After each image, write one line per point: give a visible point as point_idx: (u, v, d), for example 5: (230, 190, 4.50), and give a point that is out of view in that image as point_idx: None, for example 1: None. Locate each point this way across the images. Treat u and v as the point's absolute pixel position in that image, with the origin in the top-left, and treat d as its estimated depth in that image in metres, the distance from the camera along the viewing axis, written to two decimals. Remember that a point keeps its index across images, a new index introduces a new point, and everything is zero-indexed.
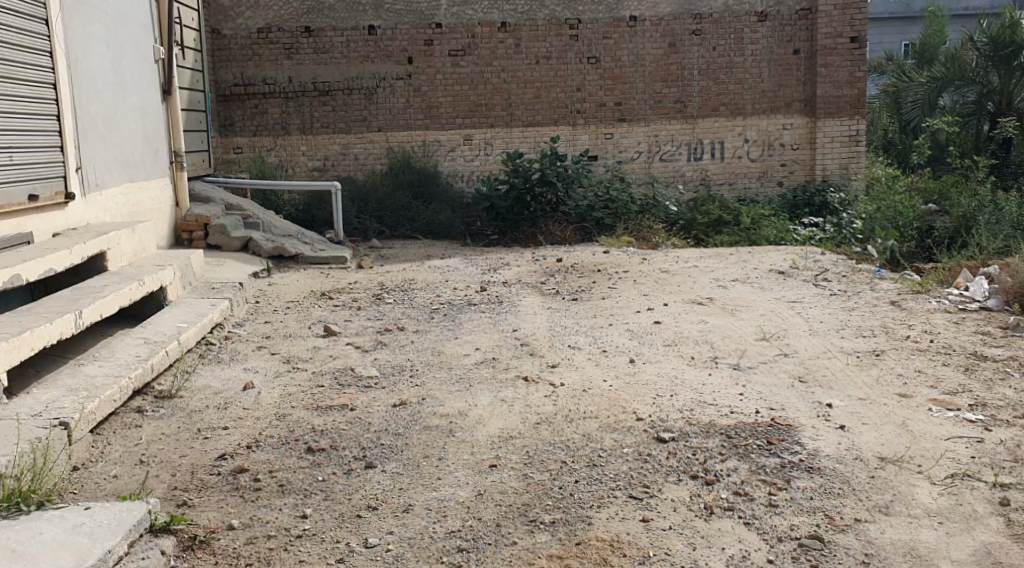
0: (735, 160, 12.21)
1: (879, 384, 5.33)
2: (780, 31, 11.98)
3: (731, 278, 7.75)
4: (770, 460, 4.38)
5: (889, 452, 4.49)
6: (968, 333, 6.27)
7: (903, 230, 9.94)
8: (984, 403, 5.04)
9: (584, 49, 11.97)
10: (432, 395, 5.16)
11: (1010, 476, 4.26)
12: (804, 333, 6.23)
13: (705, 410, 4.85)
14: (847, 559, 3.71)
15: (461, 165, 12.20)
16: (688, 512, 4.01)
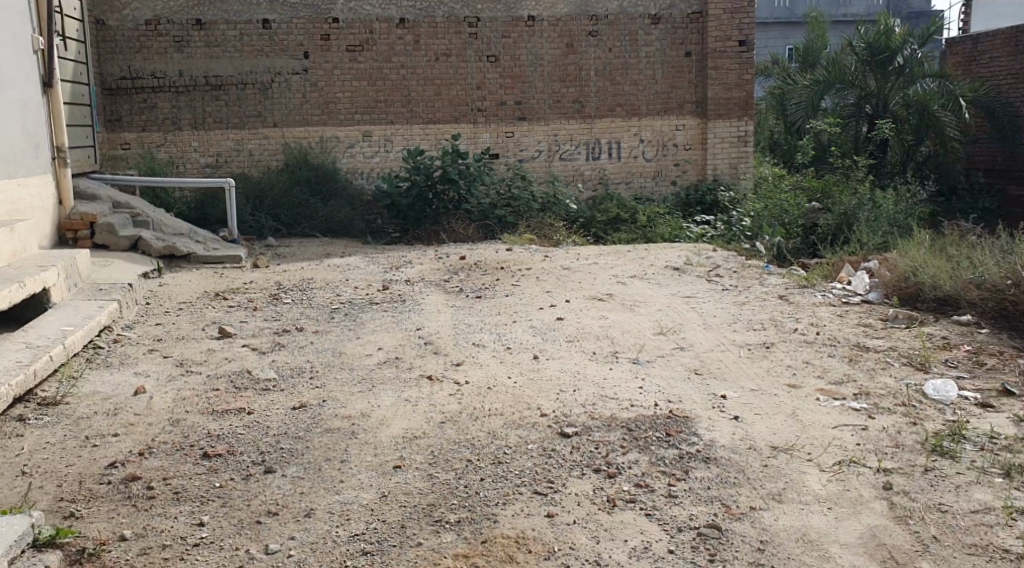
0: (632, 160, 12.43)
1: (769, 375, 5.52)
2: (673, 33, 12.23)
3: (630, 274, 7.89)
4: (669, 452, 4.48)
5: (781, 441, 4.65)
6: (851, 325, 6.55)
7: (789, 228, 10.32)
8: (868, 391, 5.27)
9: (484, 47, 11.97)
10: (333, 396, 5.08)
11: (893, 461, 4.47)
12: (699, 327, 6.39)
13: (607, 404, 4.92)
14: (743, 547, 3.83)
15: (360, 162, 12.04)
16: (592, 505, 4.06)
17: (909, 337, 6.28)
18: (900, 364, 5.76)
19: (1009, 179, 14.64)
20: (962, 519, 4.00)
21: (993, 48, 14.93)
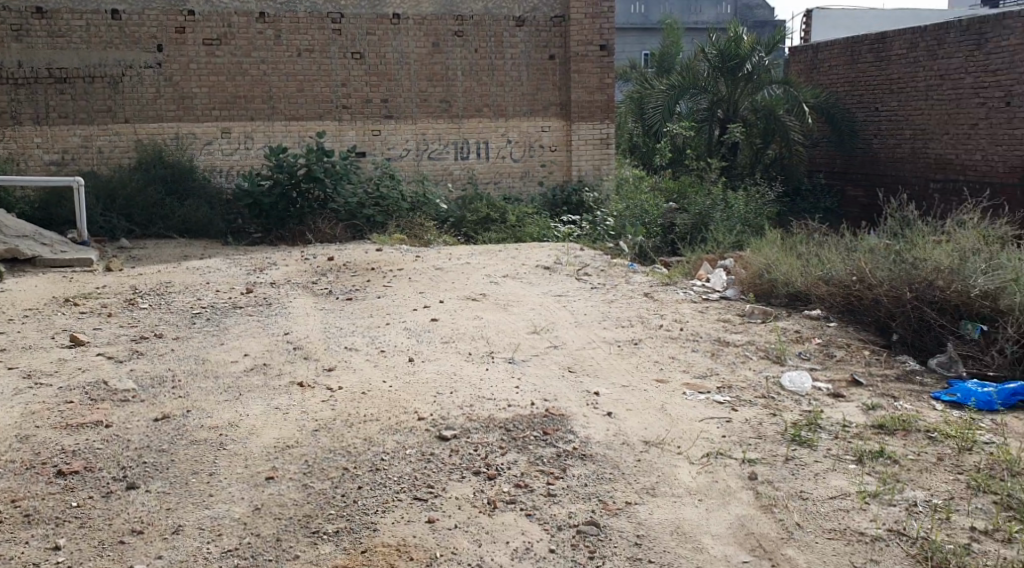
0: (499, 160, 12.46)
1: (638, 371, 5.63)
2: (537, 36, 12.32)
3: (501, 274, 7.91)
4: (547, 450, 4.50)
5: (653, 436, 4.73)
6: (712, 320, 6.78)
7: (650, 228, 10.59)
8: (730, 384, 5.45)
9: (348, 44, 11.73)
10: (198, 406, 4.85)
11: (756, 451, 4.60)
12: (570, 325, 6.46)
13: (484, 405, 4.90)
14: (621, 542, 3.88)
15: (219, 159, 11.61)
16: (472, 509, 4.03)
17: (766, 331, 6.53)
18: (758, 357, 5.99)
19: (848, 181, 15.53)
20: (821, 505, 4.14)
21: (831, 57, 15.81)
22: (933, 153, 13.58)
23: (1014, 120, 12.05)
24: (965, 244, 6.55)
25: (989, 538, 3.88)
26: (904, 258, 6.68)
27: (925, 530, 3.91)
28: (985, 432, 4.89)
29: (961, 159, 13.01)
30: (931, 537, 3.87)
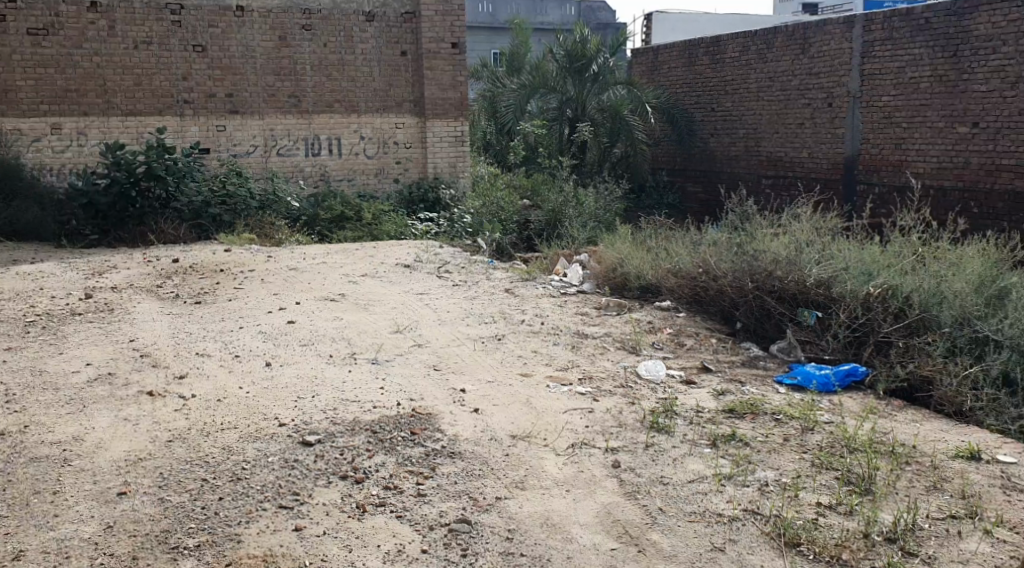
0: (352, 156, 12.01)
1: (503, 365, 5.66)
2: (388, 31, 11.97)
3: (359, 273, 7.77)
4: (415, 450, 4.44)
5: (519, 430, 4.72)
6: (570, 314, 6.89)
7: (506, 225, 10.63)
8: (591, 375, 5.55)
9: (189, 36, 11.08)
10: (36, 422, 4.50)
11: (618, 440, 4.62)
12: (432, 324, 6.40)
13: (348, 408, 4.80)
14: (493, 538, 3.83)
15: (49, 157, 10.73)
16: (341, 514, 3.92)
17: (621, 323, 6.70)
18: (616, 348, 6.13)
19: (688, 178, 16.07)
20: (680, 489, 4.15)
21: (670, 59, 16.40)
22: (766, 152, 14.30)
23: (837, 120, 12.85)
24: (800, 235, 6.83)
25: (833, 511, 3.93)
26: (745, 250, 6.86)
27: (777, 508, 3.93)
28: (824, 413, 5.06)
29: (791, 156, 13.75)
30: (783, 515, 3.88)
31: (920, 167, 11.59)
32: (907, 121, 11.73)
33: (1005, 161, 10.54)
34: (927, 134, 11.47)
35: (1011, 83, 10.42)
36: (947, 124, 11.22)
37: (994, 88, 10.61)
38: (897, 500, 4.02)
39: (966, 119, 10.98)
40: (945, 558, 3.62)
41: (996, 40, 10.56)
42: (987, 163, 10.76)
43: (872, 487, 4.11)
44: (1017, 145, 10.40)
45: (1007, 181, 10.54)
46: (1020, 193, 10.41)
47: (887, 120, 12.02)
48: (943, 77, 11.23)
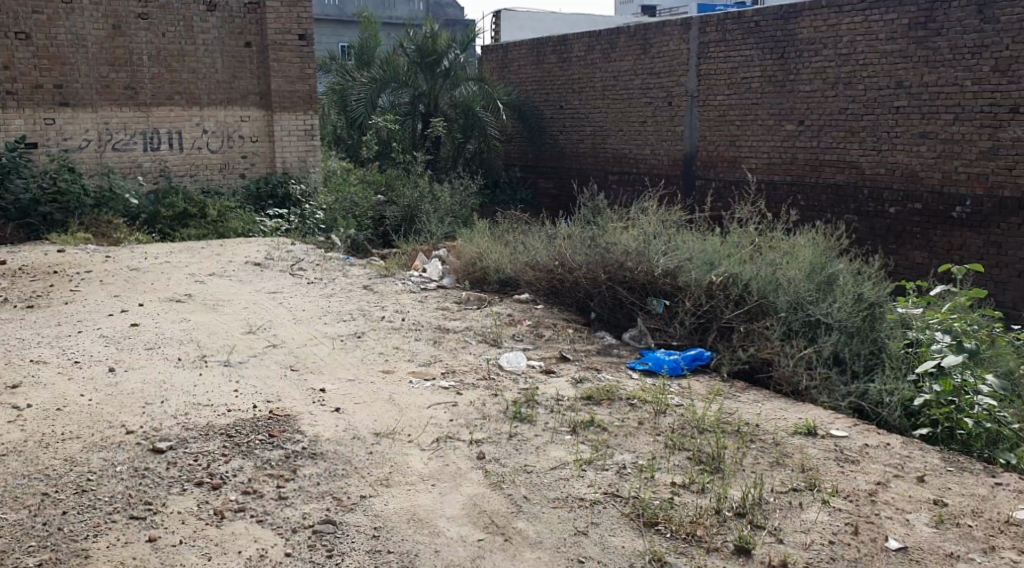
0: (194, 151, 11.50)
1: (363, 364, 5.57)
2: (230, 21, 11.53)
3: (206, 273, 7.47)
4: (274, 453, 4.31)
5: (382, 428, 4.66)
6: (430, 309, 6.89)
7: (361, 221, 10.46)
8: (453, 369, 5.55)
9: (10, 23, 10.32)
10: None
11: (482, 432, 4.61)
12: (288, 323, 6.25)
13: (201, 412, 4.61)
14: (359, 536, 3.71)
15: None
16: (197, 522, 3.76)
17: (481, 316, 6.75)
18: (476, 341, 6.17)
19: (540, 174, 16.30)
20: (544, 476, 4.14)
21: (519, 57, 16.60)
22: (611, 148, 14.71)
23: (676, 118, 13.36)
24: (648, 227, 7.05)
25: (687, 490, 4.00)
26: (598, 243, 7.04)
27: (635, 490, 3.97)
28: (675, 396, 5.23)
29: (635, 153, 14.16)
30: (641, 495, 3.92)
31: (753, 163, 12.20)
32: (740, 120, 12.33)
33: (828, 157, 11.25)
34: (759, 131, 12.10)
35: (832, 83, 11.14)
36: (776, 122, 11.87)
37: (817, 88, 11.31)
38: (744, 476, 4.14)
39: (793, 117, 11.65)
40: (789, 528, 3.69)
41: (818, 43, 11.26)
42: (812, 158, 11.45)
43: (721, 466, 4.23)
44: (838, 142, 11.12)
45: (830, 175, 11.24)
46: (842, 187, 11.13)
47: (722, 119, 12.61)
48: (771, 77, 11.88)
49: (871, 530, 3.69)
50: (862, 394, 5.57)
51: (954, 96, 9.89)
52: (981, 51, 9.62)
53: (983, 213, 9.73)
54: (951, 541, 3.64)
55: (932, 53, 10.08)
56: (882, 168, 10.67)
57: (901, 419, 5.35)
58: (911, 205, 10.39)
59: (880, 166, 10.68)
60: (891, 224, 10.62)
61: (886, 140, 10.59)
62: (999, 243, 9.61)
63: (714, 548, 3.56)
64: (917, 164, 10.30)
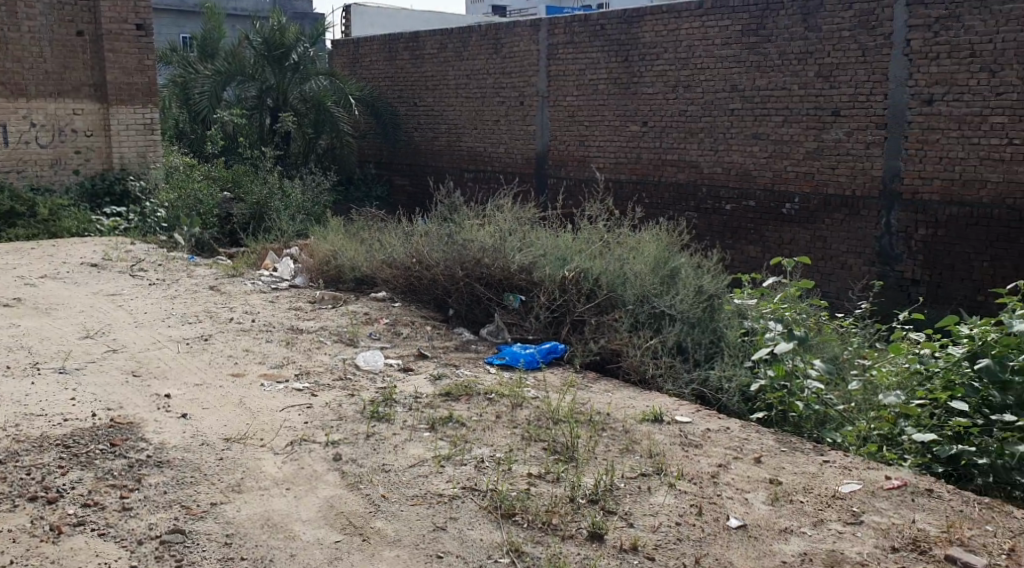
0: (21, 145, 10.77)
1: (212, 367, 5.41)
2: (59, 8, 10.88)
3: (37, 275, 7.09)
4: (116, 463, 4.14)
5: (233, 433, 4.54)
6: (283, 309, 6.76)
7: (206, 219, 10.13)
8: (307, 370, 5.46)
9: None
10: None
11: (339, 433, 4.56)
12: (129, 326, 6.00)
13: (34, 423, 4.40)
14: (210, 545, 3.60)
15: None
16: (31, 539, 3.57)
17: (337, 315, 6.69)
18: (332, 341, 6.10)
19: (393, 171, 16.20)
20: (402, 474, 4.13)
21: (371, 53, 16.43)
22: (464, 146, 14.79)
23: (528, 117, 13.58)
24: (502, 223, 7.15)
25: (543, 480, 4.07)
26: (454, 239, 7.10)
27: (493, 483, 4.01)
28: (531, 389, 5.33)
29: (489, 151, 14.28)
30: (499, 488, 3.96)
31: (601, 162, 12.54)
32: (588, 120, 12.65)
33: (670, 156, 11.71)
34: (606, 131, 12.45)
35: (672, 86, 11.60)
36: (622, 123, 12.26)
37: (659, 91, 11.75)
38: (596, 464, 4.26)
39: (637, 118, 12.07)
40: (639, 512, 3.81)
41: (660, 47, 11.70)
42: (655, 158, 11.89)
43: (575, 455, 4.35)
44: (678, 142, 11.60)
45: (672, 174, 11.70)
46: (683, 185, 11.61)
47: (571, 119, 12.92)
48: (617, 79, 12.26)
49: (713, 510, 3.86)
50: (703, 380, 5.88)
51: (783, 99, 10.50)
52: (806, 57, 10.25)
53: (810, 209, 10.37)
54: (784, 517, 3.83)
55: (764, 59, 10.66)
56: (719, 167, 11.20)
57: (739, 403, 5.69)
58: (745, 202, 10.96)
59: (717, 166, 11.22)
60: (728, 221, 11.17)
61: (723, 141, 11.12)
62: (824, 237, 10.26)
63: (569, 535, 3.61)
64: (750, 164, 10.88)
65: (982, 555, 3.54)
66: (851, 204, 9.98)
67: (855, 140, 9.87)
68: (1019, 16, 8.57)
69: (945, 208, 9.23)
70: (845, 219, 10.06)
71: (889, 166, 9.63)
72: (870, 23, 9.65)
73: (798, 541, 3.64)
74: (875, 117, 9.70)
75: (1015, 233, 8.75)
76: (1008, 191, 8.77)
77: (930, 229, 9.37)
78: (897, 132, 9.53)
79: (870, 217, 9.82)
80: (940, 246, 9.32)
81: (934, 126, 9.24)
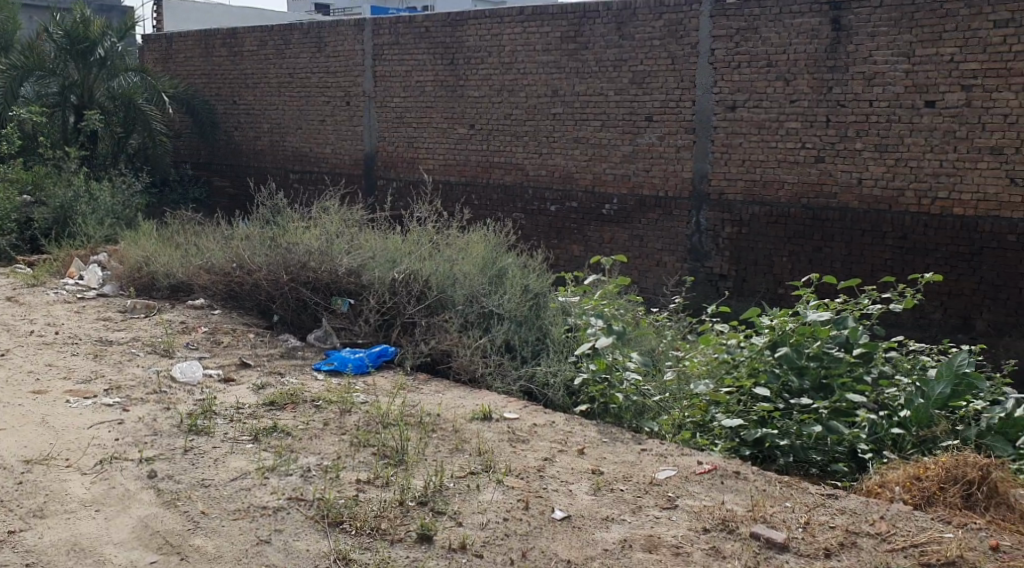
0: None
1: (8, 386, 5.05)
2: None
3: None
4: None
5: (35, 455, 4.26)
6: (90, 321, 6.41)
7: (2, 225, 9.57)
8: (118, 385, 5.18)
9: None
10: None
11: (153, 449, 4.36)
12: None
13: None
14: None
15: None
16: None
17: (150, 326, 6.39)
18: (145, 353, 5.82)
19: (212, 171, 15.60)
20: (223, 489, 3.99)
21: (185, 49, 15.75)
22: (288, 146, 14.42)
23: (354, 118, 13.42)
24: (328, 227, 7.03)
25: (372, 485, 4.03)
26: (278, 243, 6.93)
27: (320, 491, 3.94)
28: (359, 394, 5.26)
29: (314, 151, 13.99)
30: (326, 496, 3.89)
31: (429, 164, 12.59)
32: (416, 122, 12.67)
33: (496, 159, 11.89)
34: (434, 133, 12.51)
35: (497, 90, 11.81)
36: (449, 125, 12.34)
37: (485, 94, 11.94)
38: (426, 465, 4.25)
39: (464, 121, 12.19)
40: (468, 511, 3.85)
41: (483, 51, 11.90)
42: (482, 160, 12.04)
43: (404, 457, 4.32)
44: (504, 145, 11.81)
45: (499, 177, 11.89)
46: (510, 187, 11.82)
47: (398, 120, 12.89)
48: (443, 82, 12.35)
49: (539, 503, 3.96)
50: (530, 377, 6.01)
51: (601, 105, 10.90)
52: (621, 65, 10.69)
53: (628, 210, 10.81)
54: (606, 506, 3.99)
55: (582, 65, 11.03)
56: (543, 169, 11.49)
57: (563, 398, 5.84)
58: (569, 203, 11.31)
59: (542, 168, 11.50)
60: (553, 221, 11.48)
61: (547, 145, 11.41)
62: (641, 236, 10.72)
63: (397, 539, 3.60)
64: (572, 166, 11.23)
65: (782, 529, 3.79)
66: (665, 204, 10.48)
67: (667, 144, 10.36)
68: (808, 29, 9.28)
69: (749, 207, 9.85)
70: (659, 219, 10.55)
71: (698, 169, 10.17)
72: (678, 33, 10.17)
73: (619, 528, 3.80)
74: (685, 122, 10.22)
75: (810, 230, 9.47)
76: (803, 191, 9.47)
77: (737, 227, 9.96)
78: (704, 137, 10.08)
79: (682, 216, 10.35)
80: (745, 242, 9.93)
81: (737, 131, 9.84)
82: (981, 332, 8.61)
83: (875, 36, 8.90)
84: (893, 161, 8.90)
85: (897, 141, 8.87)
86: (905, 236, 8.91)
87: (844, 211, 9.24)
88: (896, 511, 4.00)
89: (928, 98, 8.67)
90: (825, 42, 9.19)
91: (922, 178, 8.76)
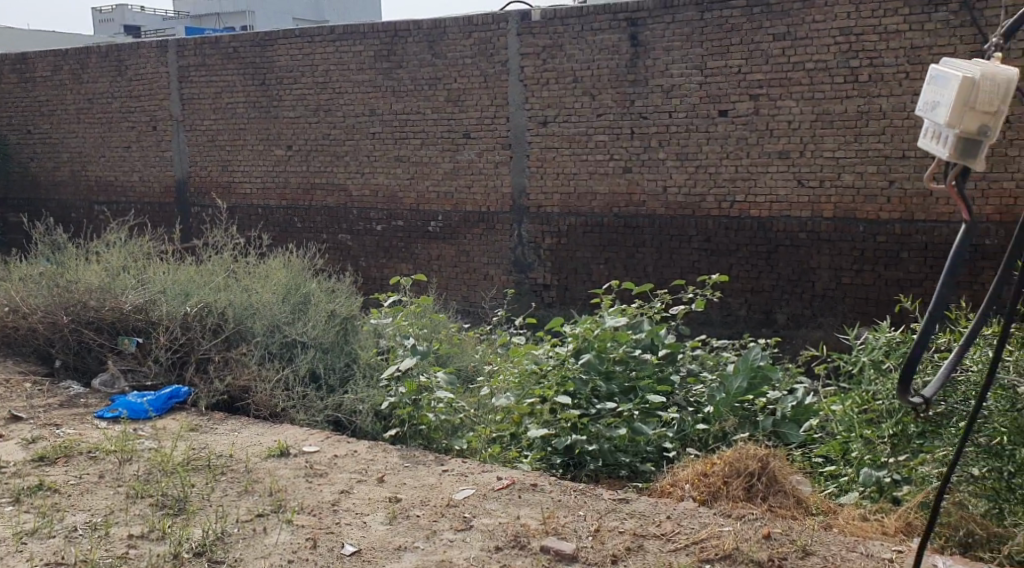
0: None
1: None
2: None
3: None
4: None
5: None
6: None
7: None
8: None
9: None
10: None
11: None
12: None
13: None
14: None
15: None
16: None
17: None
18: None
19: (7, 207, 14.56)
20: None
21: None
22: (90, 175, 13.59)
23: (162, 143, 12.82)
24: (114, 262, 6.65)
25: (145, 539, 3.82)
26: (58, 284, 6.49)
27: (83, 553, 3.69)
28: (143, 440, 4.97)
29: (120, 180, 13.28)
30: (90, 557, 3.65)
31: (246, 188, 12.22)
32: (229, 145, 12.26)
33: (317, 180, 11.68)
34: (249, 156, 12.13)
35: (313, 110, 11.59)
36: (265, 147, 11.99)
37: (300, 115, 11.69)
38: (208, 512, 4.07)
39: (280, 143, 11.88)
40: (250, 557, 3.71)
41: (295, 71, 11.65)
42: (303, 182, 11.79)
43: (185, 506, 4.12)
44: (324, 165, 11.60)
45: (321, 199, 11.68)
46: (333, 210, 11.64)
47: (210, 143, 12.42)
48: (256, 103, 12.00)
49: (329, 540, 3.87)
50: (338, 406, 5.85)
51: (419, 123, 10.89)
52: (435, 83, 10.72)
53: (451, 226, 10.84)
54: (400, 534, 3.93)
55: (396, 84, 11.00)
56: (366, 190, 11.37)
57: (373, 424, 5.71)
58: (393, 222, 11.24)
59: (364, 188, 11.37)
60: (379, 241, 11.38)
61: (367, 165, 11.30)
62: (464, 251, 10.79)
63: None
64: (394, 185, 11.16)
65: (572, 540, 3.85)
66: (486, 219, 10.57)
67: (485, 160, 10.46)
68: (609, 45, 9.60)
69: (564, 218, 10.08)
70: (481, 233, 10.64)
71: (515, 184, 10.32)
72: (488, 51, 10.30)
73: (411, 556, 3.75)
74: (500, 138, 10.35)
75: (622, 237, 9.78)
76: (614, 201, 9.79)
77: (555, 239, 10.19)
78: (520, 152, 10.24)
79: (503, 230, 10.47)
80: (563, 252, 10.16)
81: (550, 145, 10.06)
82: (781, 325, 9.13)
83: (670, 51, 9.30)
84: (694, 168, 9.33)
85: (696, 149, 9.30)
86: (708, 238, 9.34)
87: (652, 218, 9.60)
88: (682, 510, 4.15)
89: (720, 107, 9.14)
90: (625, 58, 9.52)
91: (720, 184, 9.22)
